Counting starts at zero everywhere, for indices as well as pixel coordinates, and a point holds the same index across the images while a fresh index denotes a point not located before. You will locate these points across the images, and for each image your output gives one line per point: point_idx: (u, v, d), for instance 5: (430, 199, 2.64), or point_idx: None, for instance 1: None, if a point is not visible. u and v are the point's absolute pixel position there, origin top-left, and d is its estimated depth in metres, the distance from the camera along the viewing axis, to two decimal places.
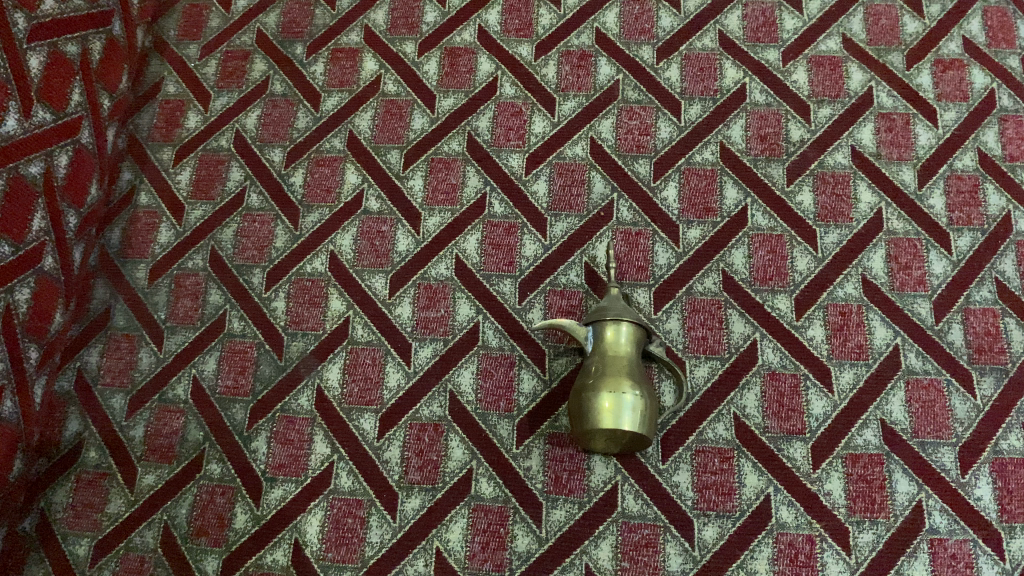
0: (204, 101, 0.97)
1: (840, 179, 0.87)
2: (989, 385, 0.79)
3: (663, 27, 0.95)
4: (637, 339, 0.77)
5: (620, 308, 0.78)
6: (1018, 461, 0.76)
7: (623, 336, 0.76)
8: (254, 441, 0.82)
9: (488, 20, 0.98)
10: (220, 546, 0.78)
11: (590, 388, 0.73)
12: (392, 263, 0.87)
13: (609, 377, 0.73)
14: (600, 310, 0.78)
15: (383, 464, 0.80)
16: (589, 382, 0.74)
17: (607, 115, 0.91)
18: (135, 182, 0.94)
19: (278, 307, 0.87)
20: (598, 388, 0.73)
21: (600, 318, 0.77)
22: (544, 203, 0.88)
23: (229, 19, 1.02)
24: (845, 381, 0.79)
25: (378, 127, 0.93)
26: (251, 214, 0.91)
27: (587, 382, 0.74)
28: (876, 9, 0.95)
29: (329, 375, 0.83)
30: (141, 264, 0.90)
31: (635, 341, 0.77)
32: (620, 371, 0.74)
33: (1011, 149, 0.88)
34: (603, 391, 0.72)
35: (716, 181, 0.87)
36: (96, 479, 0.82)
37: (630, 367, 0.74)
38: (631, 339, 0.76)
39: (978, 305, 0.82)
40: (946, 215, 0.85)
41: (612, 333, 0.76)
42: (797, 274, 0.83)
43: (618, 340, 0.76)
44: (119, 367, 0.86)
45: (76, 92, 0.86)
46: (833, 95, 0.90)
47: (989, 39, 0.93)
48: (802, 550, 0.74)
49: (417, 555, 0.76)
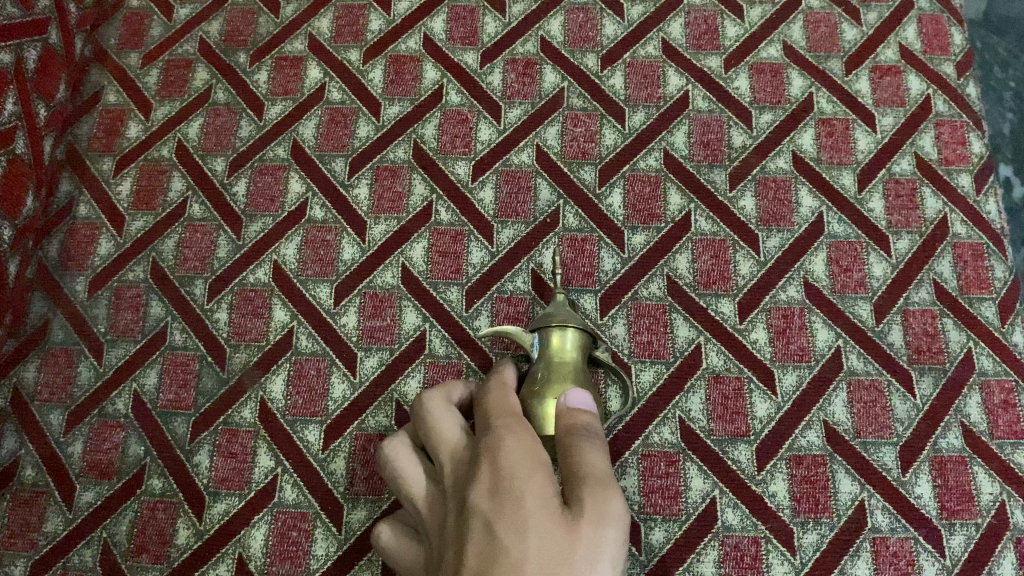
0: (145, 111, 0.96)
1: (782, 184, 0.88)
2: (928, 385, 0.80)
3: (607, 35, 0.96)
4: (584, 346, 0.76)
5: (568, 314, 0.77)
6: (957, 459, 0.78)
7: (571, 340, 0.75)
8: (197, 455, 0.80)
9: (433, 29, 0.98)
10: (161, 562, 0.77)
11: (537, 387, 0.71)
12: (337, 272, 0.86)
13: (556, 377, 0.71)
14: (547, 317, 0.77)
15: (328, 476, 0.79)
16: (535, 383, 0.71)
17: (553, 122, 0.91)
18: (74, 193, 0.92)
19: (221, 318, 0.86)
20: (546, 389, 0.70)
21: (548, 323, 0.76)
22: (490, 210, 0.88)
23: (171, 28, 1.00)
24: (788, 383, 0.80)
25: (323, 136, 0.93)
26: (193, 224, 0.90)
27: (532, 383, 0.72)
28: (815, 17, 0.96)
29: (273, 387, 0.82)
30: (80, 277, 0.88)
31: (580, 348, 0.76)
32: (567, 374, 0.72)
33: (947, 153, 0.89)
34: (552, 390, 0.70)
35: (661, 187, 0.88)
36: (32, 498, 0.80)
37: (576, 371, 0.73)
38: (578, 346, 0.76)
39: (917, 306, 0.83)
40: (885, 218, 0.87)
41: (559, 337, 0.75)
42: (740, 278, 0.84)
43: (565, 345, 0.75)
44: (58, 382, 0.84)
45: (9, 102, 0.83)
46: (774, 101, 0.92)
47: (925, 45, 0.94)
48: (748, 551, 0.75)
49: (364, 567, 0.76)
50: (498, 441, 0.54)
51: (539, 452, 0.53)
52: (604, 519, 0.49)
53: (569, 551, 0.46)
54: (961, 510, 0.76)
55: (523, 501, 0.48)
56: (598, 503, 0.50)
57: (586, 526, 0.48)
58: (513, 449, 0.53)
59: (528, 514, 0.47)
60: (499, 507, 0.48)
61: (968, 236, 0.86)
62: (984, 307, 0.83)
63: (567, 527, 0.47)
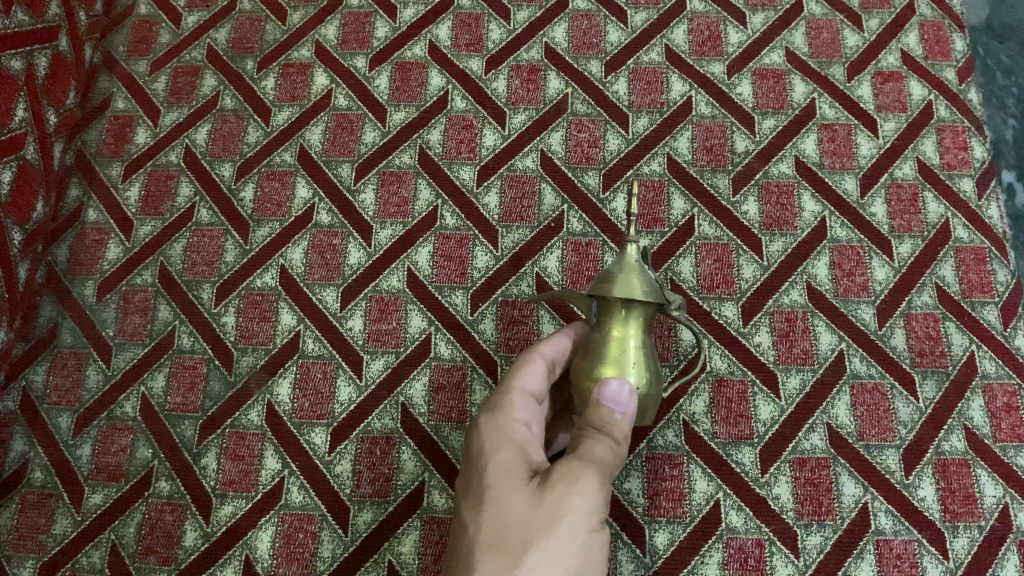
0: (154, 117, 0.97)
1: (784, 189, 0.88)
2: (931, 388, 0.81)
3: (611, 41, 0.97)
4: (648, 316, 0.66)
5: (640, 282, 0.63)
6: (960, 461, 0.78)
7: (635, 313, 0.65)
8: (204, 458, 0.81)
9: (438, 35, 0.99)
10: (169, 564, 0.78)
11: (586, 369, 0.65)
12: (343, 277, 0.87)
13: (609, 356, 0.64)
14: (612, 280, 0.64)
15: (334, 478, 0.79)
16: (585, 360, 0.65)
17: (557, 128, 0.92)
18: (83, 198, 0.93)
19: (228, 322, 0.86)
20: (596, 371, 0.64)
21: (613, 289, 0.63)
22: (495, 214, 0.88)
23: (179, 35, 1.01)
24: (791, 387, 0.81)
25: (329, 142, 0.94)
26: (201, 229, 0.91)
27: (582, 359, 0.66)
28: (817, 23, 0.97)
29: (280, 390, 0.83)
30: (88, 281, 0.89)
31: (644, 318, 0.66)
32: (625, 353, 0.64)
33: (949, 158, 0.90)
34: (603, 375, 0.64)
35: (664, 192, 0.89)
36: (41, 500, 0.81)
37: (636, 347, 0.65)
38: (642, 318, 0.66)
39: (919, 310, 0.84)
40: (887, 223, 0.87)
41: (621, 307, 0.65)
42: (743, 282, 0.85)
43: (628, 316, 0.65)
44: (67, 385, 0.85)
45: (20, 108, 0.84)
46: (777, 106, 0.92)
47: (926, 51, 0.95)
48: (752, 553, 0.76)
49: (370, 569, 0.76)
50: (481, 428, 0.62)
51: (514, 438, 0.61)
52: (564, 483, 0.56)
53: (524, 516, 0.54)
54: (964, 512, 0.77)
55: (485, 483, 0.57)
56: (567, 473, 0.57)
57: (544, 492, 0.55)
58: (492, 434, 0.61)
59: (489, 489, 0.56)
60: (469, 487, 0.58)
61: (971, 240, 0.86)
62: (986, 310, 0.84)
63: (528, 496, 0.55)
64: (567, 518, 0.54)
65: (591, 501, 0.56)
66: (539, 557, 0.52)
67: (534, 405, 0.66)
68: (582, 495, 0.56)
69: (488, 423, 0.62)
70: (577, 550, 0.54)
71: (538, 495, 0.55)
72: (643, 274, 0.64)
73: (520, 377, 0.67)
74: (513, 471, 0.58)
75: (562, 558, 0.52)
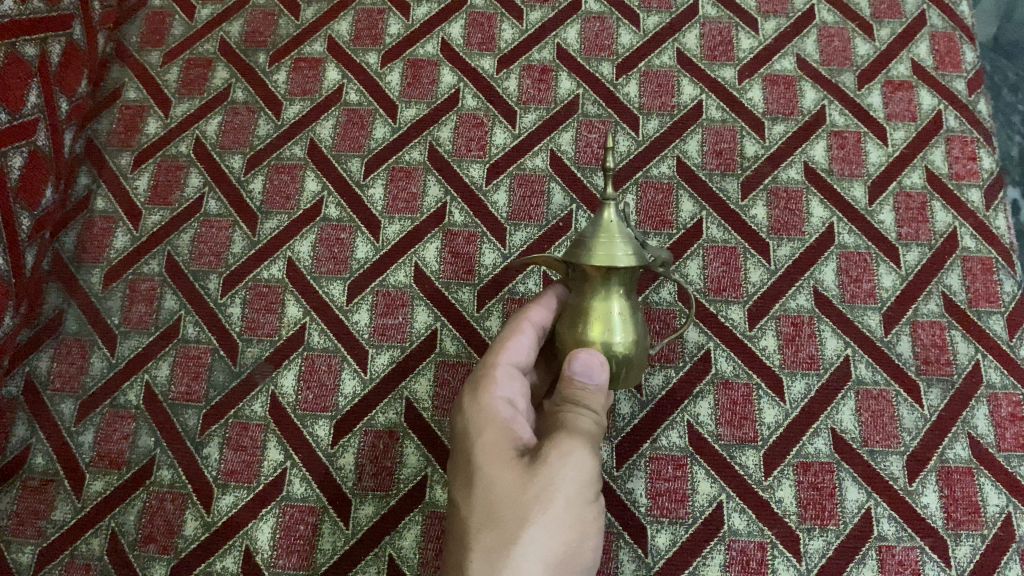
0: (165, 108, 0.97)
1: (793, 195, 0.88)
2: (936, 396, 0.81)
3: (622, 44, 0.97)
4: (628, 283, 0.63)
5: (616, 248, 0.59)
6: (964, 470, 0.78)
7: (615, 283, 0.62)
8: (206, 447, 0.81)
9: (451, 34, 0.99)
10: (169, 553, 0.78)
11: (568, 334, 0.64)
12: (350, 271, 0.87)
13: (592, 323, 0.62)
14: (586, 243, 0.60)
15: (336, 471, 0.79)
16: (568, 324, 0.64)
17: (567, 128, 0.92)
18: (92, 186, 0.93)
19: (234, 313, 0.86)
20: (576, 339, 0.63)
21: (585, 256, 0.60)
22: (503, 213, 0.89)
23: (192, 27, 1.01)
24: (796, 391, 0.81)
25: (340, 136, 0.94)
26: (209, 220, 0.91)
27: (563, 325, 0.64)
28: (829, 31, 0.97)
29: (284, 382, 0.83)
30: (95, 269, 0.89)
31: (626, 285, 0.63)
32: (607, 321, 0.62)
33: (957, 168, 0.90)
34: (587, 341, 0.62)
35: (673, 195, 0.89)
36: (42, 486, 0.80)
37: (620, 315, 0.62)
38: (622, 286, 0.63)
39: (925, 318, 0.83)
40: (895, 230, 0.87)
41: (601, 276, 0.62)
42: (750, 285, 0.85)
43: (609, 285, 0.62)
44: (71, 372, 0.85)
45: (32, 94, 0.84)
46: (786, 113, 0.93)
47: (937, 62, 0.95)
48: (754, 556, 0.76)
49: (371, 562, 0.76)
50: (468, 404, 0.63)
51: (501, 414, 0.61)
52: (555, 455, 0.57)
53: (513, 493, 0.55)
54: (967, 521, 0.77)
55: (475, 461, 0.58)
56: (557, 449, 0.57)
57: (531, 467, 0.56)
58: (481, 410, 0.62)
59: (478, 469, 0.57)
60: (459, 467, 0.59)
61: (978, 250, 0.86)
62: (992, 320, 0.84)
63: (518, 472, 0.56)
64: (560, 492, 0.55)
65: (580, 471, 0.57)
66: (533, 534, 0.53)
67: (520, 373, 0.67)
68: (575, 467, 0.57)
69: (475, 398, 0.63)
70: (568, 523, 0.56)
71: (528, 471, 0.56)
72: (623, 237, 0.60)
73: (506, 348, 0.67)
74: (501, 447, 0.58)
75: (553, 534, 0.54)
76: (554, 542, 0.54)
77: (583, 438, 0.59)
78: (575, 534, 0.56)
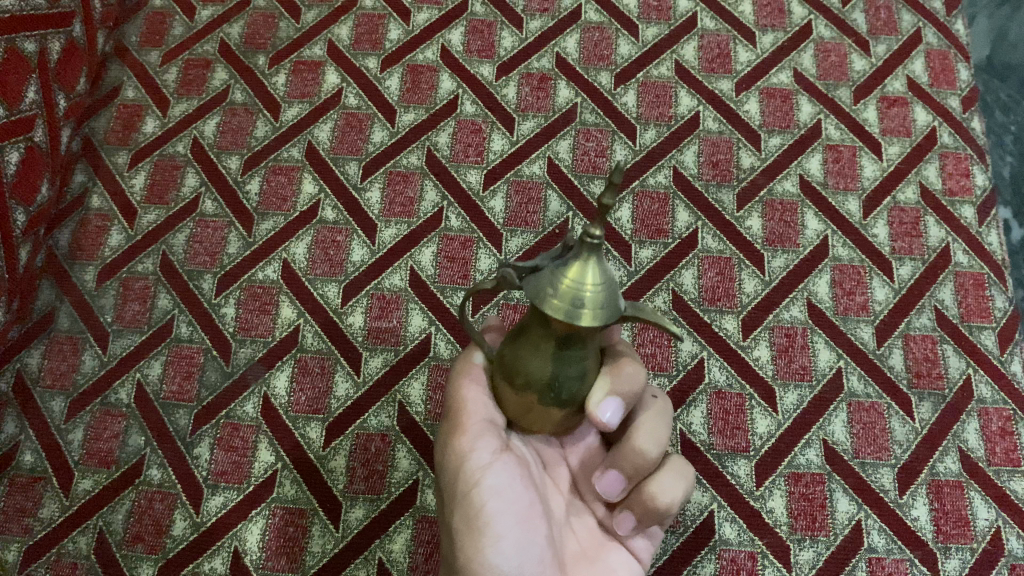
0: (163, 107, 0.97)
1: (788, 207, 0.89)
2: (927, 409, 0.81)
3: (621, 54, 0.98)
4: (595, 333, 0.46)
5: (553, 283, 0.44)
6: (954, 483, 0.78)
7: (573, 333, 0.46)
8: (198, 447, 0.81)
9: (451, 40, 0.99)
10: (156, 553, 0.77)
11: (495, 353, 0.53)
12: (346, 273, 0.87)
13: (533, 367, 0.49)
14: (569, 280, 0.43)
15: (327, 473, 0.79)
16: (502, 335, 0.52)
17: (565, 136, 0.93)
18: (88, 184, 0.92)
19: (228, 313, 0.86)
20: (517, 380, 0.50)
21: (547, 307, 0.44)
22: (500, 219, 0.89)
23: (193, 28, 1.01)
24: (789, 401, 0.81)
25: (338, 139, 0.94)
26: (205, 220, 0.91)
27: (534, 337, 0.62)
28: (826, 46, 0.98)
29: (276, 384, 0.83)
30: (89, 266, 0.89)
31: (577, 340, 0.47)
32: (537, 378, 0.49)
33: (951, 184, 0.91)
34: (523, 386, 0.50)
35: (669, 205, 0.89)
36: (29, 483, 0.79)
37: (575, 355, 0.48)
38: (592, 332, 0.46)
39: (918, 332, 0.84)
40: (889, 244, 0.88)
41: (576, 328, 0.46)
42: (744, 296, 0.85)
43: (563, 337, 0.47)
44: (62, 369, 0.84)
45: (31, 90, 0.84)
46: (782, 125, 0.93)
47: (932, 79, 0.96)
48: (744, 566, 0.75)
49: (360, 566, 0.76)
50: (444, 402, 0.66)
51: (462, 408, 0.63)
52: (446, 457, 0.57)
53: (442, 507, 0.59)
54: (956, 534, 0.77)
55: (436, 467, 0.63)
56: (447, 448, 0.57)
57: (440, 479, 0.59)
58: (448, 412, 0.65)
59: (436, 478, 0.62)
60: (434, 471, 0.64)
61: (970, 266, 0.87)
62: (984, 335, 0.84)
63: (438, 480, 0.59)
64: (456, 498, 0.57)
65: (452, 464, 0.57)
66: (454, 553, 0.57)
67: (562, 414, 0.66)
68: (459, 466, 0.57)
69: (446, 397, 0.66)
70: (463, 523, 0.56)
71: (443, 486, 0.59)
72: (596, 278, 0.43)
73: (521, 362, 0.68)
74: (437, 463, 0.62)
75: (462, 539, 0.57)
76: (462, 548, 0.56)
77: (449, 425, 0.58)
78: (476, 525, 0.56)
